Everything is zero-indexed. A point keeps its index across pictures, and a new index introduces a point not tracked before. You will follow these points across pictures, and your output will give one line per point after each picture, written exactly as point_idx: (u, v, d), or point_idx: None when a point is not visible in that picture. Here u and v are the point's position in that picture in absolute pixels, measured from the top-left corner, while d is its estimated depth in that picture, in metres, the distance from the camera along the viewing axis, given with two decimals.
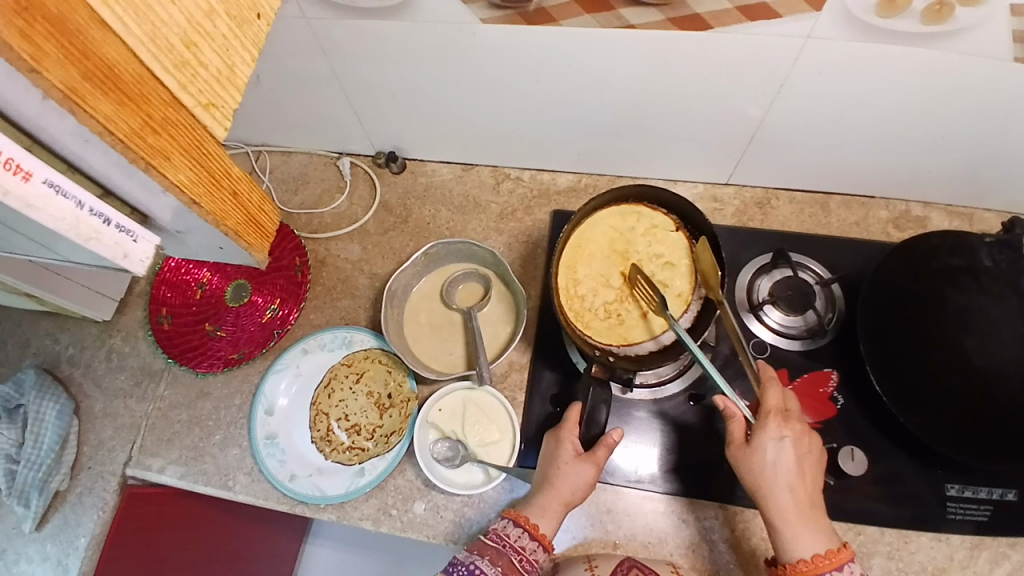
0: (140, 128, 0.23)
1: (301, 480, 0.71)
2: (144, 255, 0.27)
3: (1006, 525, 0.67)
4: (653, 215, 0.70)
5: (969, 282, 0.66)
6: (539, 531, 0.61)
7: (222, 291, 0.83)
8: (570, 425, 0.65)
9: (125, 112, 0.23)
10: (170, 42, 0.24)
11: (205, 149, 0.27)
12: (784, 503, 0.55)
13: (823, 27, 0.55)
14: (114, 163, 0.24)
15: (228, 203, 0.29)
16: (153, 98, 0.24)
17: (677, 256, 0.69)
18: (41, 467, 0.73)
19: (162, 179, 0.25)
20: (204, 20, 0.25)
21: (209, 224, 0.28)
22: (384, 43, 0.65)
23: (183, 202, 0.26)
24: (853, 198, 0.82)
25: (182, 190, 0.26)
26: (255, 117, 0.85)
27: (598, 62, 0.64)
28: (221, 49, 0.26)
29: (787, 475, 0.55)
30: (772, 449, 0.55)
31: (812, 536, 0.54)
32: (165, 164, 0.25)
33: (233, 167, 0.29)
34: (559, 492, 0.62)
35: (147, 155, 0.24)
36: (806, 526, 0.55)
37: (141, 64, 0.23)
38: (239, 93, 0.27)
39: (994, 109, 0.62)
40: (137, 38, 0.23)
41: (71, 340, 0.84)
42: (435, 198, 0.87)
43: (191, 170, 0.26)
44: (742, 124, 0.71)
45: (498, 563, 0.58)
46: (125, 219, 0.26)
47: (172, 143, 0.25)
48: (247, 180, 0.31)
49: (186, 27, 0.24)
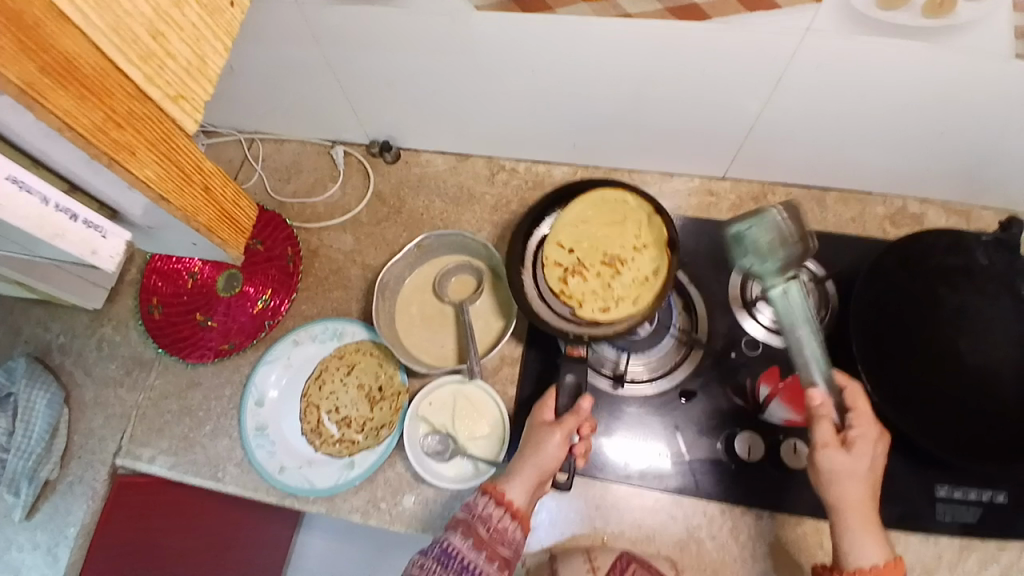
0: (104, 123, 0.23)
1: (291, 472, 0.71)
2: (113, 251, 0.26)
3: (996, 526, 0.67)
4: (617, 192, 0.71)
5: (966, 283, 0.66)
6: (506, 498, 0.60)
7: (213, 281, 0.82)
8: (547, 399, 0.66)
9: (87, 107, 0.22)
10: (134, 33, 0.23)
11: (174, 143, 0.26)
12: (858, 503, 0.58)
13: (823, 20, 0.54)
14: (78, 158, 0.23)
15: (199, 199, 0.28)
16: (117, 92, 0.23)
17: (647, 233, 0.70)
18: (31, 456, 0.72)
19: (128, 175, 0.24)
20: (172, 8, 0.24)
21: (179, 220, 0.28)
22: (380, 30, 0.64)
23: (151, 198, 0.26)
24: (850, 194, 0.81)
25: (149, 185, 0.25)
26: (247, 105, 0.84)
27: (595, 53, 0.63)
28: (190, 39, 0.25)
29: (864, 478, 0.58)
30: (862, 456, 0.58)
31: (874, 542, 0.57)
32: (131, 160, 0.24)
33: (205, 161, 0.28)
34: (529, 459, 0.62)
35: (111, 151, 0.23)
36: (871, 530, 0.58)
37: (103, 56, 0.23)
38: (210, 85, 0.27)
39: (996, 106, 0.62)
40: (99, 29, 0.22)
41: (61, 329, 0.83)
42: (429, 189, 0.86)
43: (159, 164, 0.25)
44: (739, 117, 0.70)
45: (470, 536, 0.58)
46: (93, 214, 0.25)
47: (138, 138, 0.24)
48: (221, 174, 0.30)
49: (152, 17, 0.24)
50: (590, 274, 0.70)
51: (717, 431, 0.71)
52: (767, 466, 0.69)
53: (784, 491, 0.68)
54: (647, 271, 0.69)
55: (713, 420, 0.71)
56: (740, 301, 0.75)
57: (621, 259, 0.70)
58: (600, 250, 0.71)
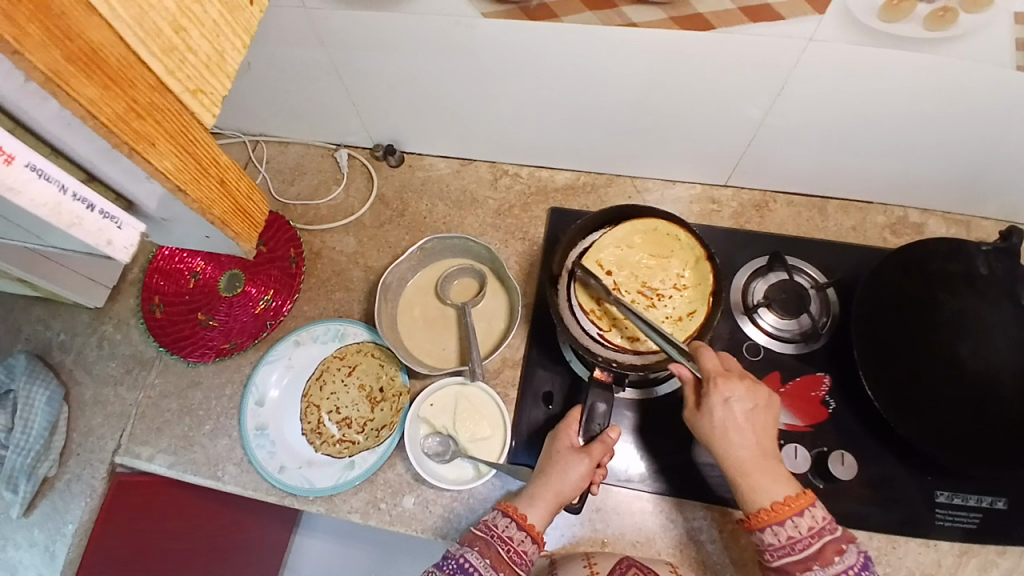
0: (126, 113, 0.23)
1: (291, 472, 0.71)
2: (128, 242, 0.26)
3: (995, 533, 0.67)
4: (672, 227, 0.69)
5: (967, 288, 0.67)
6: (528, 521, 0.60)
7: (215, 281, 0.82)
8: (569, 423, 0.66)
9: (110, 97, 0.22)
10: (157, 26, 0.24)
11: (192, 136, 0.27)
12: (740, 457, 0.55)
13: (826, 30, 0.55)
14: (98, 148, 0.24)
15: (215, 192, 0.29)
16: (139, 83, 0.24)
17: (691, 273, 0.68)
18: (30, 453, 0.72)
19: (147, 165, 0.24)
20: (193, 5, 0.25)
21: (195, 212, 0.28)
22: (386, 35, 0.65)
23: (169, 189, 0.26)
24: (851, 203, 0.82)
25: (167, 176, 0.25)
26: (252, 106, 0.84)
27: (599, 60, 0.64)
28: (210, 34, 0.26)
29: (742, 428, 0.56)
30: (721, 408, 0.56)
31: (771, 486, 0.54)
32: (151, 151, 0.24)
33: (221, 155, 0.29)
34: (551, 482, 0.61)
35: (132, 141, 0.23)
36: (767, 478, 0.55)
37: (127, 48, 0.23)
38: (229, 80, 0.27)
39: (996, 117, 0.62)
40: (124, 22, 0.23)
41: (62, 327, 0.83)
42: (432, 192, 0.86)
43: (177, 156, 0.26)
44: (741, 125, 0.71)
45: (487, 555, 0.58)
46: (108, 204, 0.25)
47: (158, 129, 0.25)
48: (235, 168, 0.30)
49: (175, 12, 0.24)
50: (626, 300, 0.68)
51: None
52: None
53: None
54: (684, 311, 0.67)
55: None
56: (741, 307, 0.75)
57: (661, 292, 0.68)
58: (639, 280, 0.69)
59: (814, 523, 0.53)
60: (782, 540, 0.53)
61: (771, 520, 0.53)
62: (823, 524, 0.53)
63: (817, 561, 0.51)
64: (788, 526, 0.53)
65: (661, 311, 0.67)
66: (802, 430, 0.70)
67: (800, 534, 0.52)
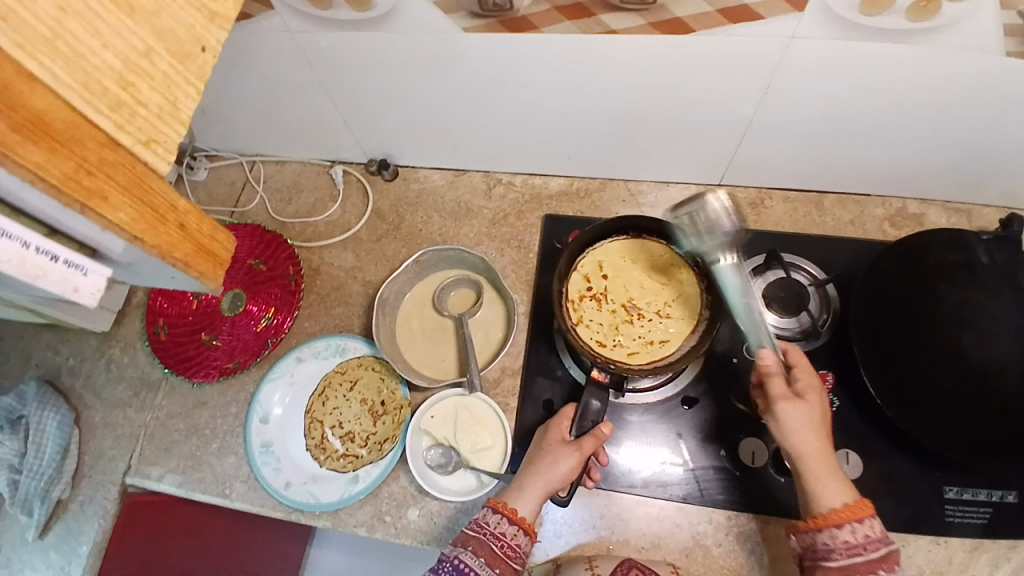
0: (74, 171, 0.24)
1: (296, 488, 0.72)
2: (95, 288, 0.27)
3: (1007, 526, 0.66)
4: (681, 259, 0.72)
5: (966, 277, 0.66)
6: (519, 515, 0.60)
7: (218, 301, 0.83)
8: (561, 419, 0.66)
9: (58, 159, 0.24)
10: (104, 85, 0.26)
11: (147, 185, 0.28)
12: (812, 456, 0.57)
13: (806, 27, 0.55)
14: (54, 207, 0.25)
15: (175, 236, 0.29)
16: (87, 142, 0.25)
17: (679, 305, 0.70)
18: (43, 477, 0.74)
19: (101, 219, 0.25)
20: (140, 60, 0.27)
21: (155, 257, 0.28)
22: (370, 53, 0.66)
23: (126, 239, 0.27)
24: (848, 197, 0.81)
25: (122, 228, 0.26)
26: (246, 127, 0.85)
27: (582, 69, 0.64)
28: (161, 86, 0.28)
29: (816, 428, 0.58)
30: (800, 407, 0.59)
31: (838, 488, 0.56)
32: (103, 205, 0.25)
33: (179, 201, 0.29)
34: (540, 475, 0.61)
35: (83, 198, 0.25)
36: (832, 478, 0.56)
37: (73, 110, 0.25)
38: (183, 127, 0.29)
39: (986, 106, 0.61)
40: (69, 85, 0.25)
41: (71, 352, 0.85)
42: (427, 204, 0.87)
43: (132, 207, 0.27)
44: (732, 124, 0.70)
45: (480, 553, 0.58)
46: (74, 254, 0.26)
47: (110, 184, 0.26)
48: (197, 212, 0.31)
49: (121, 70, 0.26)
50: (609, 307, 0.71)
51: (720, 436, 0.71)
52: (772, 471, 0.69)
53: (789, 498, 0.68)
54: (657, 337, 0.69)
55: (719, 427, 0.71)
56: None
57: (644, 312, 0.71)
58: (628, 294, 0.71)
59: (872, 531, 0.54)
60: (840, 542, 0.54)
61: (840, 520, 0.54)
62: (880, 536, 0.54)
63: (881, 565, 0.52)
64: (845, 531, 0.54)
65: (636, 329, 0.70)
66: None
67: (857, 539, 0.53)
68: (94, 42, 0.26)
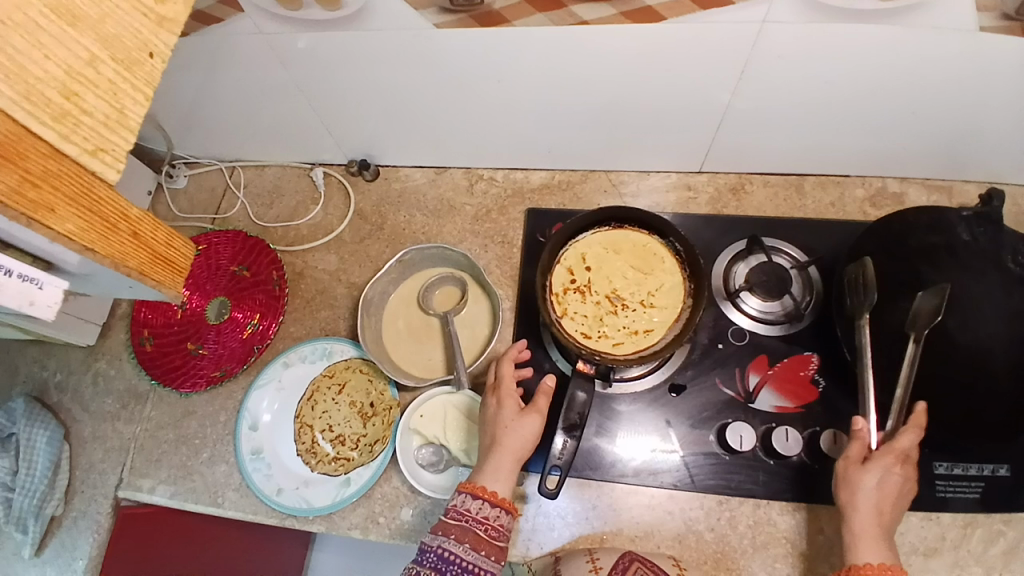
0: (19, 184, 0.25)
1: (288, 493, 0.72)
2: (52, 300, 0.27)
3: (997, 500, 0.67)
4: (663, 249, 0.72)
5: (949, 259, 0.62)
6: (498, 496, 0.60)
7: (202, 309, 0.83)
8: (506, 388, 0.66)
9: (1, 172, 0.24)
10: (46, 95, 0.26)
11: (95, 195, 0.28)
12: (868, 517, 0.60)
13: (777, 11, 0.55)
14: (1, 220, 0.25)
15: (128, 245, 0.30)
16: (30, 155, 0.25)
17: (663, 294, 0.70)
18: (35, 494, 0.73)
19: (48, 231, 0.26)
20: (84, 69, 0.27)
21: (108, 267, 0.29)
22: (343, 53, 0.66)
23: (76, 250, 0.27)
24: (828, 178, 0.81)
25: (71, 239, 0.27)
26: (223, 133, 0.85)
27: (557, 62, 0.64)
28: (107, 94, 0.28)
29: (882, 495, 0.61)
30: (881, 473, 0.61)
31: (880, 548, 0.59)
32: (51, 217, 0.26)
33: (131, 209, 0.30)
34: (510, 449, 0.62)
35: (29, 210, 0.25)
36: (877, 539, 0.60)
37: (15, 123, 0.25)
38: (131, 135, 0.29)
39: (958, 82, 0.62)
40: (11, 99, 0.25)
41: (58, 367, 0.84)
42: (409, 203, 0.87)
43: (80, 218, 0.27)
44: (710, 111, 0.71)
45: (465, 540, 0.57)
46: (27, 267, 0.26)
47: (56, 195, 0.26)
48: (151, 220, 0.32)
49: (64, 79, 0.27)
50: (593, 299, 0.71)
51: (709, 422, 0.71)
52: (761, 455, 0.70)
53: (779, 481, 0.69)
54: (642, 326, 0.69)
55: (708, 413, 0.71)
56: (724, 293, 0.75)
57: (628, 302, 0.71)
58: (612, 285, 0.72)
59: None
60: None
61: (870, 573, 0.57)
62: None
63: None
64: None
65: (621, 320, 0.70)
66: (792, 412, 0.70)
67: None
68: (34, 52, 0.26)
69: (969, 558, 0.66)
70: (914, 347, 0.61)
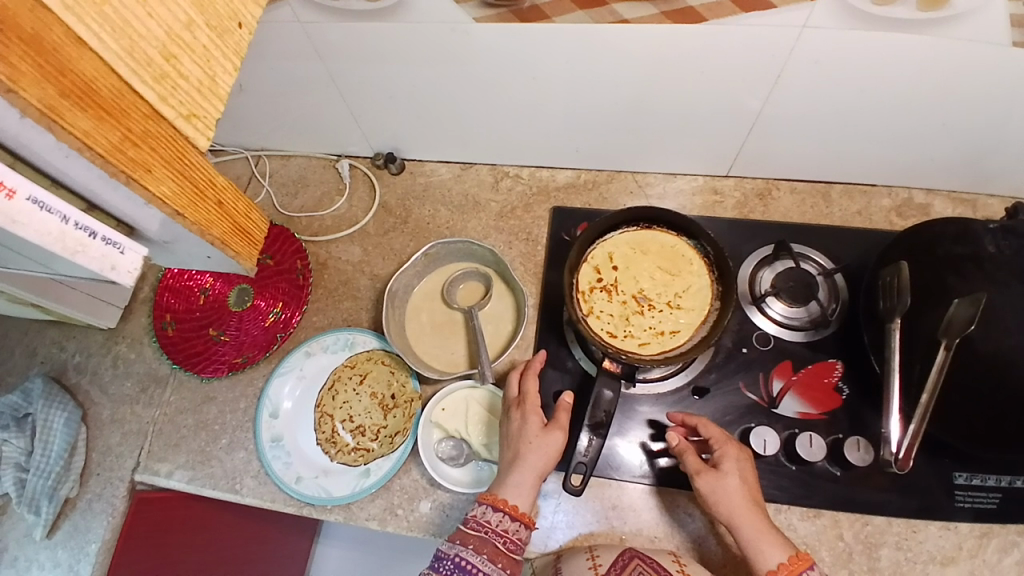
0: (121, 142, 0.25)
1: (308, 481, 0.71)
2: (132, 266, 0.28)
3: (1014, 512, 0.66)
4: (691, 251, 0.72)
5: (974, 271, 0.63)
6: (520, 511, 0.60)
7: (225, 296, 0.83)
8: (532, 404, 0.66)
9: (104, 127, 0.25)
10: (147, 55, 0.26)
11: (188, 160, 0.29)
12: (753, 519, 0.58)
13: (819, 17, 0.55)
14: (96, 175, 0.26)
15: (213, 213, 0.31)
16: (133, 112, 0.26)
17: (690, 296, 0.70)
18: (50, 475, 0.73)
19: (144, 191, 0.27)
20: (183, 32, 0.27)
21: (195, 233, 0.31)
22: (379, 47, 0.66)
23: (167, 212, 0.28)
24: (855, 187, 0.81)
25: (164, 201, 0.28)
26: (253, 122, 0.85)
27: (592, 62, 0.64)
28: (201, 60, 0.28)
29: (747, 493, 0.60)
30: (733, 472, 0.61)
31: (778, 545, 0.58)
32: (147, 177, 0.26)
33: (217, 177, 0.31)
34: (533, 464, 0.62)
35: (128, 169, 0.26)
36: (771, 537, 0.58)
37: (118, 78, 0.25)
38: (220, 102, 0.29)
39: (993, 96, 0.62)
40: (115, 53, 0.25)
41: (77, 348, 0.84)
42: (434, 198, 0.87)
43: (172, 181, 0.28)
44: (742, 115, 0.71)
45: (484, 551, 0.58)
46: (111, 231, 0.27)
47: (153, 156, 0.27)
48: (234, 189, 0.33)
49: (164, 40, 0.26)
50: (619, 298, 0.71)
51: (732, 426, 0.71)
52: (783, 460, 0.69)
53: (800, 486, 0.68)
54: (668, 328, 0.69)
55: (730, 417, 0.71)
56: (750, 297, 0.75)
57: (654, 303, 0.71)
58: (638, 286, 0.72)
59: None
60: None
61: None
62: None
63: None
64: None
65: (647, 320, 0.70)
66: (817, 419, 0.70)
67: None
68: (139, 9, 0.25)
69: (986, 569, 0.66)
70: (944, 355, 0.59)
